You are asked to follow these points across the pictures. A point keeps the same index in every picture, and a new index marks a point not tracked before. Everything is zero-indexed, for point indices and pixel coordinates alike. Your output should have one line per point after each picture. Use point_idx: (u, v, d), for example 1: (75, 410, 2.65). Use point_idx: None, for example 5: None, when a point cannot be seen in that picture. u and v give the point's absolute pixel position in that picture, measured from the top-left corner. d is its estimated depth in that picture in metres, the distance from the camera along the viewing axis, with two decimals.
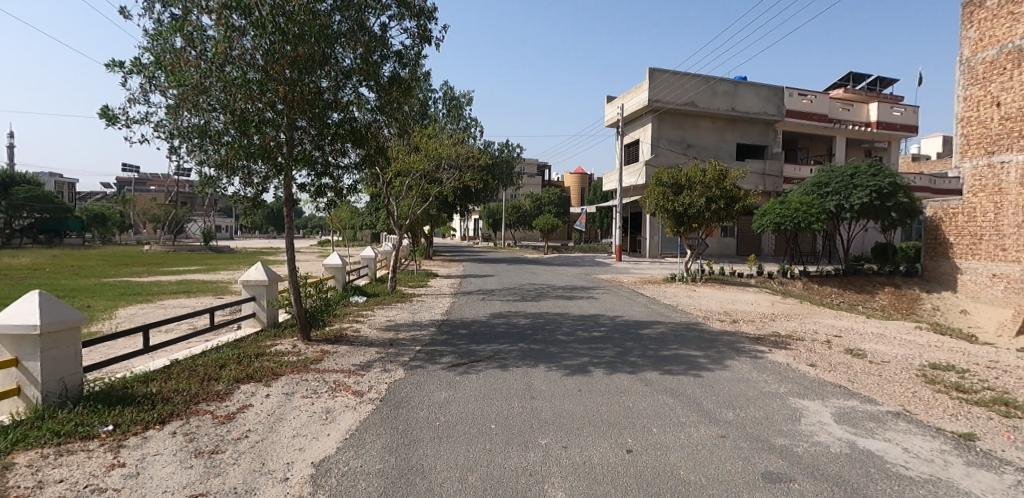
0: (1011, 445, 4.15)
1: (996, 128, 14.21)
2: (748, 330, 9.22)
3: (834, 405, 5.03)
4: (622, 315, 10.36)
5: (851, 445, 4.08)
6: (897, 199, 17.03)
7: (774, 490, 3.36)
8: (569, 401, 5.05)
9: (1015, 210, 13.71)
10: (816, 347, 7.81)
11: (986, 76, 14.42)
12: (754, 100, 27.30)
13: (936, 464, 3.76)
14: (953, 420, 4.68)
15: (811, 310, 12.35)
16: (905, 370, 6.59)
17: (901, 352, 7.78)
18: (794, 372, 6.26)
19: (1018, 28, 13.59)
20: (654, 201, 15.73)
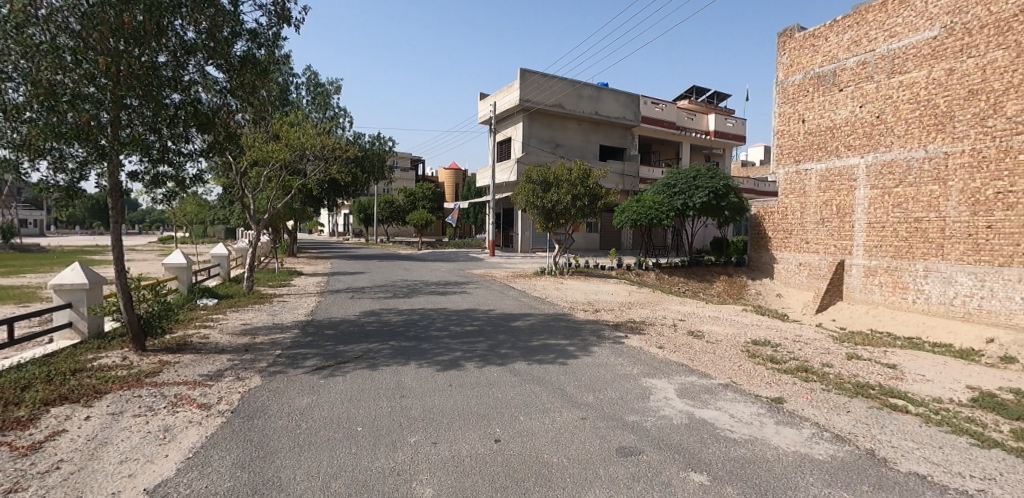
0: (808, 404, 4.98)
1: (802, 141, 16.50)
2: (608, 318, 9.92)
3: (676, 382, 5.61)
4: (494, 308, 10.61)
5: (690, 415, 4.59)
6: (729, 199, 19.49)
7: (625, 464, 3.65)
8: (438, 396, 5.04)
9: (814, 210, 16.05)
10: (664, 331, 8.69)
11: (795, 96, 16.83)
12: (614, 106, 29.43)
13: (754, 426, 4.37)
14: (766, 387, 5.48)
15: (661, 298, 13.66)
16: (733, 347, 7.60)
17: (731, 331, 8.97)
18: (645, 354, 6.88)
19: (817, 58, 16.03)
20: (524, 198, 16.27)
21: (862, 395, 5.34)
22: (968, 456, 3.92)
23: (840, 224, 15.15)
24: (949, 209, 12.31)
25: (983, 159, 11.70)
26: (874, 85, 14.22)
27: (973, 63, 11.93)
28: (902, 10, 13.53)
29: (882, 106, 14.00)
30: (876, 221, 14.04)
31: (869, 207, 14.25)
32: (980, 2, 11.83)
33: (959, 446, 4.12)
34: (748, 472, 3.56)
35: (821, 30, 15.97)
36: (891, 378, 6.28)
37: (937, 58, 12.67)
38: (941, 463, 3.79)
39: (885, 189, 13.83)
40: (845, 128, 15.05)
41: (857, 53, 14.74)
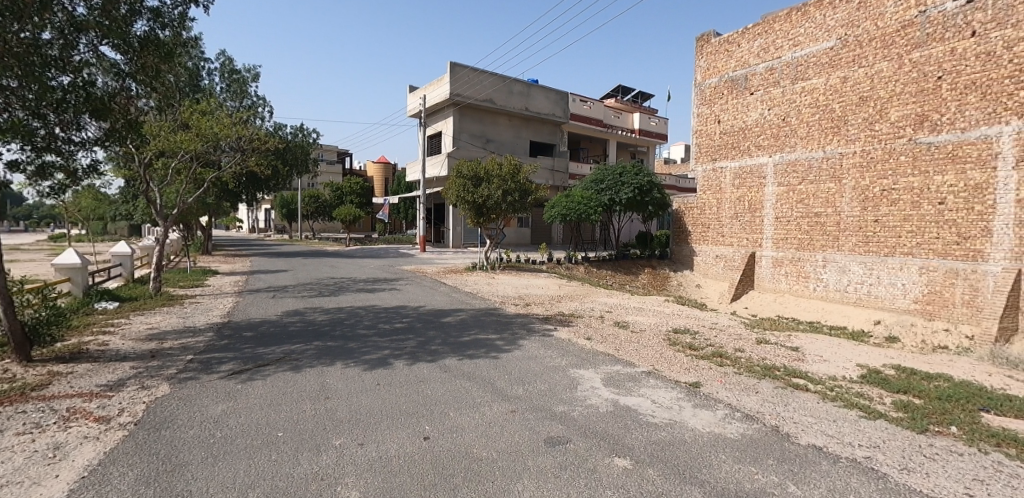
0: (722, 387, 5.31)
1: (718, 140, 17.30)
2: (538, 311, 10.06)
3: (603, 371, 5.79)
4: (425, 305, 10.47)
5: (615, 403, 4.75)
6: (653, 195, 20.31)
7: (553, 454, 3.72)
8: (365, 396, 4.90)
9: (730, 205, 16.98)
10: (592, 322, 8.95)
11: (711, 98, 17.59)
12: (543, 102, 29.80)
13: (673, 410, 4.60)
14: (685, 373, 5.79)
15: (589, 291, 14.04)
16: (656, 336, 7.96)
17: (654, 321, 9.39)
18: (574, 345, 7.04)
19: (731, 63, 16.87)
20: (455, 193, 16.12)
21: (769, 376, 5.76)
22: (858, 428, 4.33)
23: (752, 219, 16.18)
24: (844, 205, 13.49)
25: (871, 159, 12.92)
26: (780, 90, 15.24)
27: (863, 72, 13.14)
28: (805, 21, 14.61)
29: (787, 109, 15.05)
30: (783, 216, 15.13)
31: (776, 202, 15.32)
32: (870, 17, 13.01)
33: (851, 419, 4.55)
34: (667, 454, 3.74)
35: (734, 36, 16.84)
36: (795, 360, 6.83)
37: (834, 67, 13.81)
38: (835, 434, 4.16)
39: (790, 187, 14.91)
40: (755, 129, 16.02)
41: (766, 60, 15.72)
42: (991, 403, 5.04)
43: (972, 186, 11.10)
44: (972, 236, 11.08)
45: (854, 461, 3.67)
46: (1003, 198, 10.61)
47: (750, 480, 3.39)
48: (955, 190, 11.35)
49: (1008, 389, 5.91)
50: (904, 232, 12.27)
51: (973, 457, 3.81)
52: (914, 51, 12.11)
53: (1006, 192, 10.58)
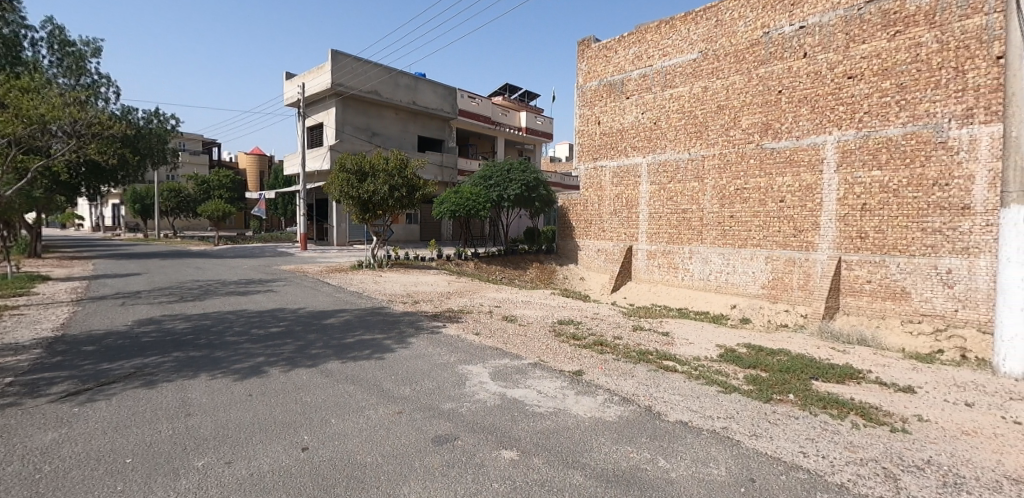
0: (602, 373, 5.61)
1: (598, 140, 18.22)
2: (427, 309, 9.91)
3: (491, 366, 5.84)
4: (305, 306, 9.85)
5: (502, 396, 4.83)
6: (539, 191, 20.84)
7: (441, 452, 3.69)
8: (235, 409, 4.50)
9: (610, 202, 17.93)
10: (481, 318, 9.01)
11: (593, 100, 18.42)
12: (431, 97, 29.38)
13: (557, 399, 4.77)
14: (569, 362, 6.04)
15: (478, 286, 14.14)
16: (543, 328, 8.21)
17: (541, 314, 9.69)
18: (463, 341, 7.02)
19: (609, 67, 17.81)
20: (338, 188, 15.35)
21: (643, 361, 6.20)
22: (716, 402, 4.81)
23: (629, 215, 17.27)
24: (706, 202, 14.91)
25: (728, 161, 14.40)
26: (653, 95, 16.39)
27: (720, 83, 14.58)
28: (672, 33, 15.87)
29: (658, 114, 16.23)
30: (656, 211, 16.34)
31: (650, 199, 16.50)
32: (726, 33, 14.47)
33: (711, 394, 5.04)
34: (552, 442, 3.87)
35: (612, 43, 17.75)
36: (665, 344, 7.43)
37: (697, 77, 15.16)
38: (698, 409, 4.59)
39: (661, 185, 16.13)
40: (631, 131, 17.08)
41: (640, 67, 16.81)
42: (820, 372, 5.87)
43: (805, 187, 12.83)
44: (806, 230, 12.82)
45: (714, 432, 4.07)
46: (829, 197, 12.40)
47: (626, 459, 3.61)
48: (793, 189, 13.04)
49: (832, 358, 6.95)
50: (754, 226, 13.84)
51: (807, 420, 4.40)
52: (761, 67, 13.69)
53: (830, 191, 12.38)
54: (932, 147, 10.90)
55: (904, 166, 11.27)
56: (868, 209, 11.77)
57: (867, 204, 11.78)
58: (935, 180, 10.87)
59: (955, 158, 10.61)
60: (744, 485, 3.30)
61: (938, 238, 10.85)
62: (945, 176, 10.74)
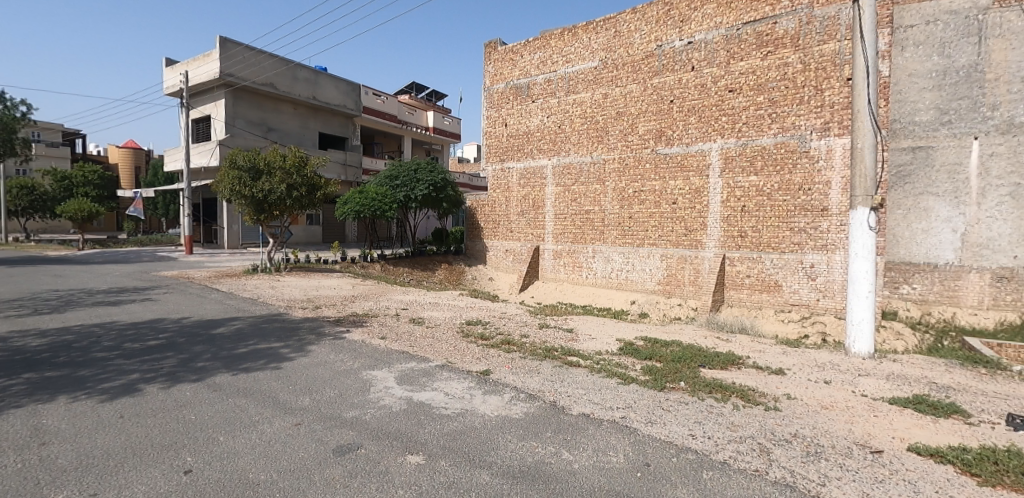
0: (509, 371, 5.70)
1: (505, 142, 18.44)
2: (328, 314, 9.48)
3: (397, 370, 5.72)
4: (191, 316, 9.04)
5: (408, 401, 4.74)
6: (447, 192, 20.52)
7: (342, 463, 3.54)
8: (105, 434, 4.03)
9: (517, 203, 18.20)
10: (387, 321, 8.78)
11: (499, 102, 18.59)
12: (332, 92, 28.15)
13: (465, 399, 4.77)
14: (475, 362, 6.07)
15: (384, 289, 13.77)
16: (450, 329, 8.18)
17: (448, 315, 9.64)
18: (367, 346, 6.80)
19: (515, 71, 18.09)
20: (228, 186, 14.24)
21: (549, 357, 6.39)
22: (616, 393, 5.06)
23: (535, 215, 17.66)
24: (607, 204, 15.64)
25: (626, 165, 15.21)
26: (556, 100, 16.90)
27: (618, 91, 15.36)
28: (574, 41, 16.46)
29: (562, 118, 16.75)
30: (561, 212, 16.86)
31: (555, 200, 17.00)
32: (623, 44, 15.27)
33: (611, 386, 5.30)
34: (459, 443, 3.87)
35: (517, 47, 18.06)
36: (569, 340, 7.71)
37: (598, 84, 15.85)
38: (599, 401, 4.80)
39: (565, 187, 16.68)
40: (537, 134, 17.48)
41: (544, 71, 17.25)
42: (706, 360, 6.39)
43: (694, 190, 13.86)
44: (695, 230, 13.86)
45: (614, 422, 4.28)
46: (714, 199, 13.49)
47: (532, 454, 3.69)
48: (684, 192, 14.05)
49: (716, 347, 7.61)
50: (650, 226, 14.74)
51: (695, 404, 4.76)
52: (654, 77, 14.61)
53: (715, 194, 13.49)
54: (797, 156, 12.26)
55: (775, 173, 12.55)
56: (746, 210, 12.99)
57: (746, 206, 12.99)
58: (800, 185, 12.24)
59: (816, 166, 12.04)
60: (640, 470, 3.50)
61: (804, 236, 12.22)
62: (808, 181, 12.14)
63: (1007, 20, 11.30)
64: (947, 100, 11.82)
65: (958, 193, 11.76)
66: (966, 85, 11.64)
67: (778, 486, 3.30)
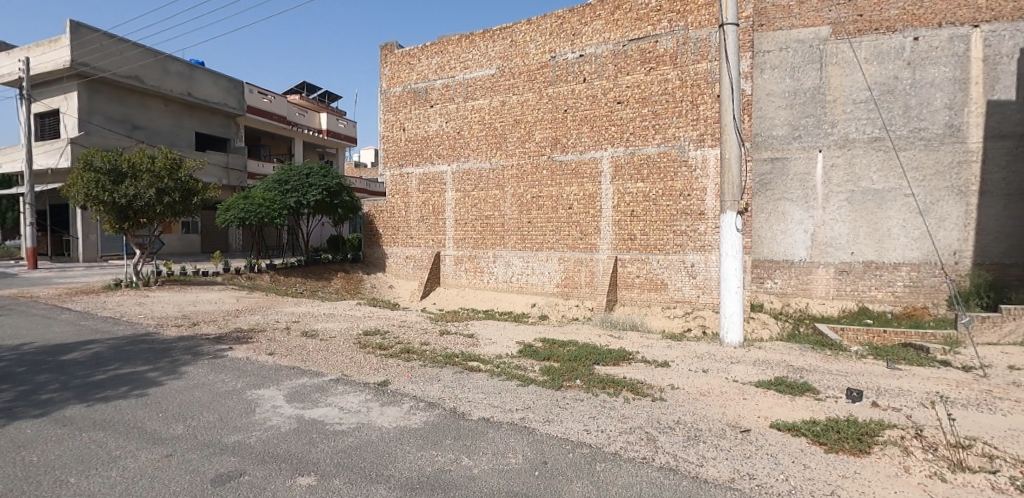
0: (408, 381, 5.59)
1: (403, 146, 18.03)
2: (208, 331, 8.66)
3: (286, 387, 5.37)
4: (35, 341, 7.84)
5: (298, 419, 4.47)
6: (342, 198, 19.53)
7: (223, 493, 3.26)
8: None
9: (417, 208, 17.85)
10: (276, 336, 8.21)
11: (397, 106, 18.14)
12: (211, 89, 25.95)
13: (361, 413, 4.59)
14: (372, 373, 5.87)
15: (273, 301, 12.89)
16: (346, 340, 7.84)
17: (344, 326, 9.23)
18: (253, 364, 6.32)
19: (412, 75, 17.77)
20: (83, 190, 12.58)
21: (449, 363, 6.35)
22: (515, 395, 5.15)
23: (436, 221, 17.45)
24: (506, 209, 15.89)
25: (524, 172, 15.56)
26: (455, 105, 16.87)
27: (515, 99, 15.70)
28: (471, 48, 16.57)
29: (460, 124, 16.75)
30: (461, 218, 16.86)
31: (455, 206, 16.95)
32: (519, 54, 15.63)
33: (510, 388, 5.38)
34: (353, 460, 3.71)
35: (414, 51, 17.77)
36: (470, 345, 7.73)
37: (495, 91, 16.07)
38: (498, 404, 4.85)
39: (465, 193, 16.70)
40: (436, 139, 17.31)
41: (442, 77, 17.13)
42: (600, 357, 6.70)
43: (588, 195, 14.53)
44: (589, 233, 14.53)
45: (513, 423, 4.35)
46: (606, 204, 14.24)
47: (430, 464, 3.64)
48: (578, 198, 14.66)
49: (609, 344, 8.03)
50: (548, 230, 15.20)
51: (590, 400, 4.98)
52: (549, 87, 15.12)
53: (607, 200, 14.23)
54: (677, 164, 13.30)
55: (659, 179, 13.51)
56: (635, 215, 13.85)
57: (634, 211, 13.86)
58: (681, 190, 13.27)
59: (693, 174, 13.13)
60: (538, 469, 3.58)
61: (685, 238, 13.28)
62: (688, 187, 13.21)
63: (842, 50, 13.11)
64: (798, 117, 13.48)
65: (808, 198, 13.45)
66: (812, 105, 13.35)
67: (663, 470, 3.53)
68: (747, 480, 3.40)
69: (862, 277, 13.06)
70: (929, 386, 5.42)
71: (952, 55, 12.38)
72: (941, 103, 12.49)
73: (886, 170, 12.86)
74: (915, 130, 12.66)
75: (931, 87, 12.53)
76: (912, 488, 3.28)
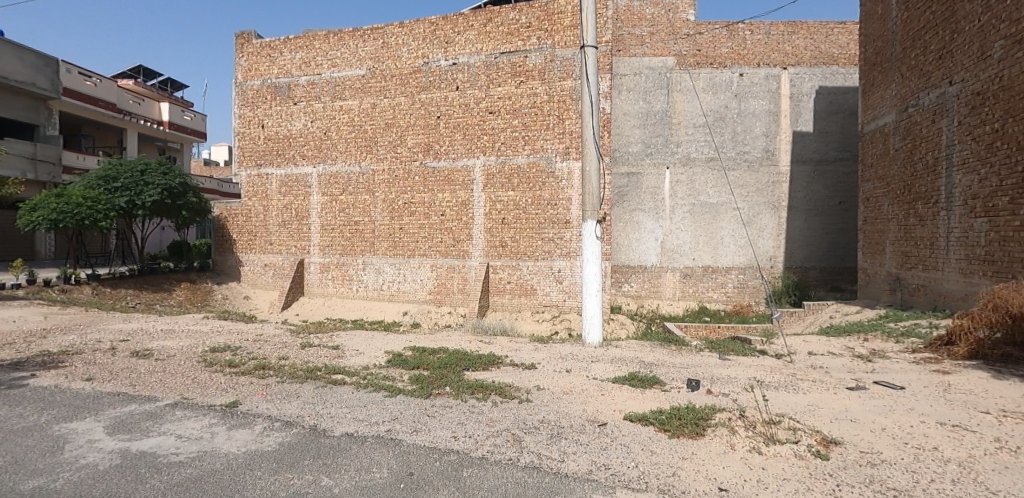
0: (262, 400, 5.14)
1: (261, 145, 16.55)
2: (2, 357, 7.15)
3: (108, 417, 4.65)
4: None
5: (123, 453, 3.89)
6: (187, 199, 17.44)
7: None
8: None
9: (277, 212, 16.47)
10: (97, 358, 7.04)
11: (254, 101, 16.59)
12: (15, 65, 21.75)
13: (203, 439, 4.12)
14: (219, 394, 5.30)
15: (95, 318, 11.07)
16: (189, 359, 6.99)
17: (186, 343, 8.21)
18: (64, 393, 5.36)
19: (272, 68, 16.42)
20: None
21: (310, 378, 5.96)
22: (382, 406, 4.97)
23: (298, 227, 16.27)
24: (376, 214, 15.39)
25: (395, 177, 15.20)
26: (321, 105, 15.94)
27: (387, 102, 15.30)
28: (339, 46, 15.83)
29: (327, 124, 15.88)
30: (327, 223, 15.96)
31: (321, 211, 16.00)
32: (390, 56, 15.28)
33: (377, 400, 5.20)
34: (192, 493, 3.31)
35: (275, 43, 16.47)
36: (335, 357, 7.33)
37: (365, 93, 15.51)
38: (363, 417, 4.66)
39: (332, 197, 15.84)
40: (299, 139, 16.18)
41: (307, 73, 16.10)
42: (469, 363, 6.74)
43: (460, 202, 14.61)
44: (462, 240, 14.60)
45: (378, 436, 4.20)
46: (478, 211, 14.42)
47: (285, 488, 3.38)
48: (451, 204, 14.68)
49: (480, 350, 8.13)
50: (420, 237, 15.00)
51: (459, 406, 4.99)
52: (421, 92, 14.97)
53: (478, 207, 14.43)
54: (545, 175, 13.93)
55: (528, 189, 14.04)
56: (505, 222, 14.22)
57: (505, 218, 14.24)
58: (548, 199, 13.92)
59: (560, 184, 13.85)
60: (403, 481, 3.49)
61: (552, 245, 13.95)
62: (554, 197, 13.90)
63: (685, 79, 14.74)
64: (649, 136, 14.87)
65: (658, 209, 14.88)
66: (661, 126, 14.82)
67: (527, 470, 3.64)
68: (603, 470, 3.64)
69: (702, 280, 14.72)
70: (751, 373, 6.25)
71: (768, 91, 14.54)
72: (760, 131, 14.58)
73: (719, 186, 14.69)
74: (741, 152, 14.63)
75: (753, 117, 14.59)
76: (735, 462, 3.76)
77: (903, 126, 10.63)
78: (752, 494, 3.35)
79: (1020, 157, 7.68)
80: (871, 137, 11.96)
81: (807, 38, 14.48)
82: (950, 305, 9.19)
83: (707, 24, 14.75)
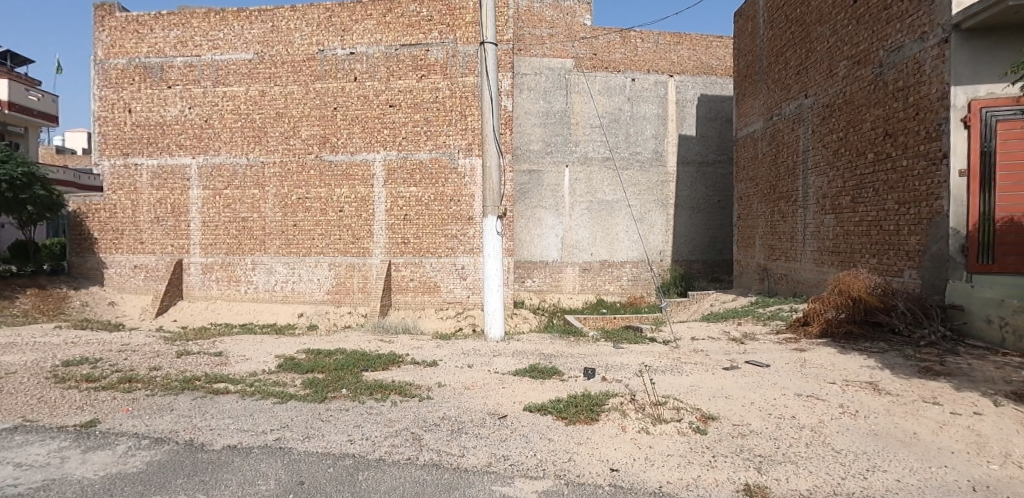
0: (128, 416, 4.60)
1: (129, 132, 14.79)
2: None
3: None
4: None
5: None
6: (34, 191, 14.74)
7: None
8: None
9: (149, 208, 14.82)
10: None
11: (118, 82, 14.75)
12: None
13: (51, 466, 3.60)
14: (74, 414, 4.66)
15: None
16: (35, 376, 6.05)
17: (32, 358, 7.09)
18: None
19: (142, 46, 14.71)
20: None
21: (188, 389, 5.43)
22: (270, 414, 4.65)
23: (175, 224, 14.75)
24: (267, 210, 14.38)
25: (288, 170, 14.29)
26: (201, 90, 14.56)
27: (277, 90, 14.32)
28: (222, 27, 14.56)
29: (208, 111, 14.55)
30: (210, 220, 14.65)
31: (202, 207, 14.65)
32: (281, 41, 14.33)
33: (266, 408, 4.85)
34: None
35: (145, 19, 14.78)
36: (218, 365, 6.75)
37: (252, 79, 14.41)
38: (248, 427, 4.32)
39: (215, 191, 14.56)
40: (175, 127, 14.67)
41: (184, 54, 14.63)
42: (368, 364, 6.52)
43: (360, 198, 14.06)
44: (362, 237, 14.08)
45: (265, 446, 3.92)
46: (378, 208, 13.99)
47: None
48: (349, 200, 14.09)
49: (380, 350, 7.89)
50: (316, 234, 14.25)
51: (356, 408, 4.80)
52: (316, 82, 14.20)
53: (379, 204, 14.00)
54: (448, 171, 13.84)
55: (431, 185, 13.86)
56: (408, 219, 13.94)
57: (407, 214, 13.95)
58: (451, 196, 13.84)
59: (463, 181, 13.81)
60: (292, 491, 3.29)
61: (456, 241, 13.89)
62: (458, 193, 13.84)
63: (582, 81, 15.29)
64: (550, 135, 15.27)
65: (558, 206, 15.33)
66: (560, 125, 15.26)
67: (426, 468, 3.59)
68: (502, 462, 3.68)
69: (599, 273, 15.41)
70: (642, 360, 6.65)
71: (657, 96, 15.52)
72: (650, 133, 15.52)
73: (614, 184, 15.44)
74: (633, 153, 15.51)
75: (644, 119, 15.49)
76: (626, 443, 3.97)
77: (769, 132, 11.82)
78: (640, 472, 3.56)
79: (858, 162, 8.85)
80: (743, 141, 13.20)
81: (690, 49, 15.66)
82: (806, 291, 10.40)
83: (602, 30, 15.41)
